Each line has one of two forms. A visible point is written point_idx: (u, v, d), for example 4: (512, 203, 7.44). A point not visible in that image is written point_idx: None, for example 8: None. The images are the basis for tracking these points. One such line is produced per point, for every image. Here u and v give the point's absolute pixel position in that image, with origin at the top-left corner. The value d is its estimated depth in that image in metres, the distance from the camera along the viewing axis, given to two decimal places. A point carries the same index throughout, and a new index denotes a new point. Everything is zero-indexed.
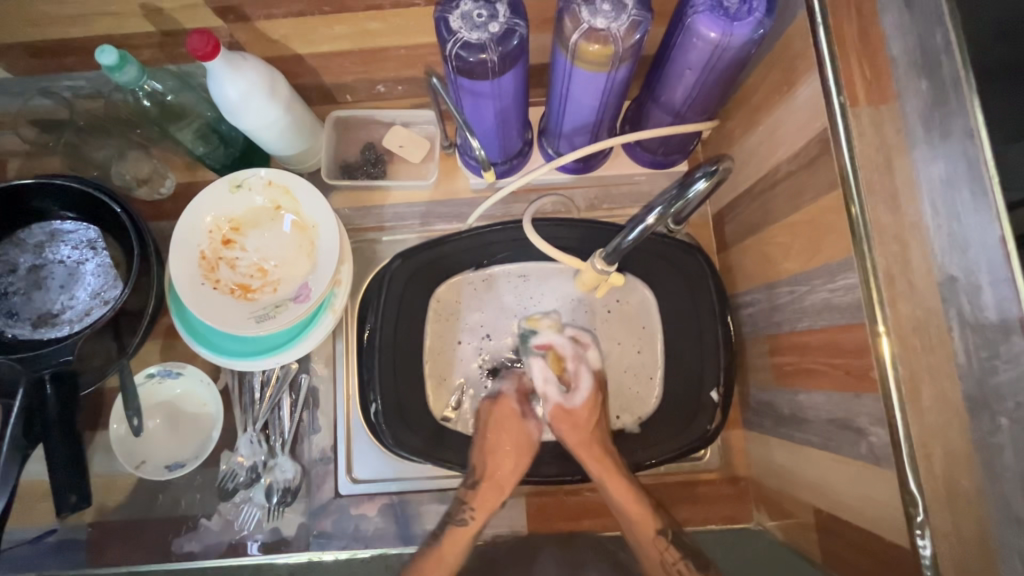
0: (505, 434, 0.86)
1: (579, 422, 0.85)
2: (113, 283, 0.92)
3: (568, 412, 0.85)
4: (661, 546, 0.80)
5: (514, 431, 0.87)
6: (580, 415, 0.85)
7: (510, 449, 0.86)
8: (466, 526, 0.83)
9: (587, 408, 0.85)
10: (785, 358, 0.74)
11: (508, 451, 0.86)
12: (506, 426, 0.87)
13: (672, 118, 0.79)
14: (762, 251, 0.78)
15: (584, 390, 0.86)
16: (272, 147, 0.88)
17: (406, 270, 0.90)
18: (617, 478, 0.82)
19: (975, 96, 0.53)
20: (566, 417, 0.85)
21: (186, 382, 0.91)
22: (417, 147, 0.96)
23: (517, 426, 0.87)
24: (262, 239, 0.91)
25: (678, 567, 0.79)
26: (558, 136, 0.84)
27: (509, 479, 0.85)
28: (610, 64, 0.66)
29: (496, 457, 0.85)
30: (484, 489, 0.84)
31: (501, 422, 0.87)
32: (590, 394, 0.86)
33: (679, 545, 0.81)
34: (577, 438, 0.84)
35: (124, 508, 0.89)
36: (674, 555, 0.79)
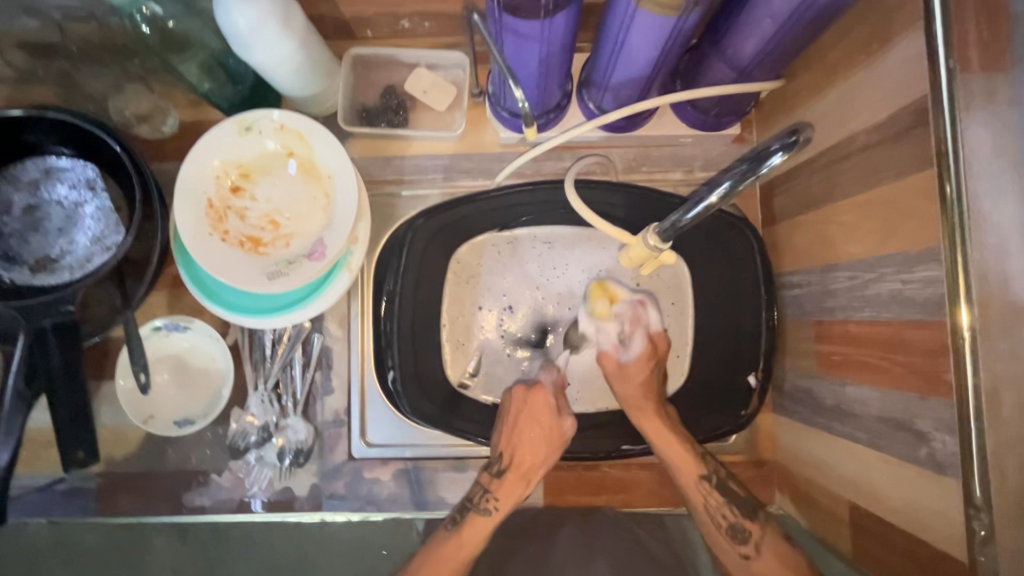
0: (535, 423, 0.82)
1: (629, 376, 0.82)
2: (115, 228, 0.86)
3: (618, 365, 0.82)
4: (704, 491, 0.76)
5: (546, 425, 0.82)
6: (631, 372, 0.82)
7: (540, 439, 0.81)
8: (488, 517, 0.79)
9: (640, 364, 0.82)
10: (834, 347, 0.69)
11: (534, 440, 0.81)
12: (537, 412, 0.83)
13: (736, 75, 0.70)
14: (818, 229, 0.72)
15: (637, 347, 0.83)
16: (285, 85, 0.80)
17: (429, 228, 0.85)
18: (662, 432, 0.79)
19: None
20: (619, 372, 0.82)
21: (195, 337, 0.87)
22: (442, 93, 0.87)
23: (549, 419, 0.82)
24: (274, 187, 0.84)
25: (722, 511, 0.75)
26: (604, 88, 0.75)
27: (536, 472, 0.81)
28: (681, 8, 0.57)
29: (524, 446, 0.81)
30: (509, 479, 0.81)
31: (535, 412, 0.82)
32: (645, 352, 0.82)
33: (724, 490, 0.76)
34: (628, 390, 0.81)
35: (133, 461, 0.88)
36: (718, 500, 0.76)
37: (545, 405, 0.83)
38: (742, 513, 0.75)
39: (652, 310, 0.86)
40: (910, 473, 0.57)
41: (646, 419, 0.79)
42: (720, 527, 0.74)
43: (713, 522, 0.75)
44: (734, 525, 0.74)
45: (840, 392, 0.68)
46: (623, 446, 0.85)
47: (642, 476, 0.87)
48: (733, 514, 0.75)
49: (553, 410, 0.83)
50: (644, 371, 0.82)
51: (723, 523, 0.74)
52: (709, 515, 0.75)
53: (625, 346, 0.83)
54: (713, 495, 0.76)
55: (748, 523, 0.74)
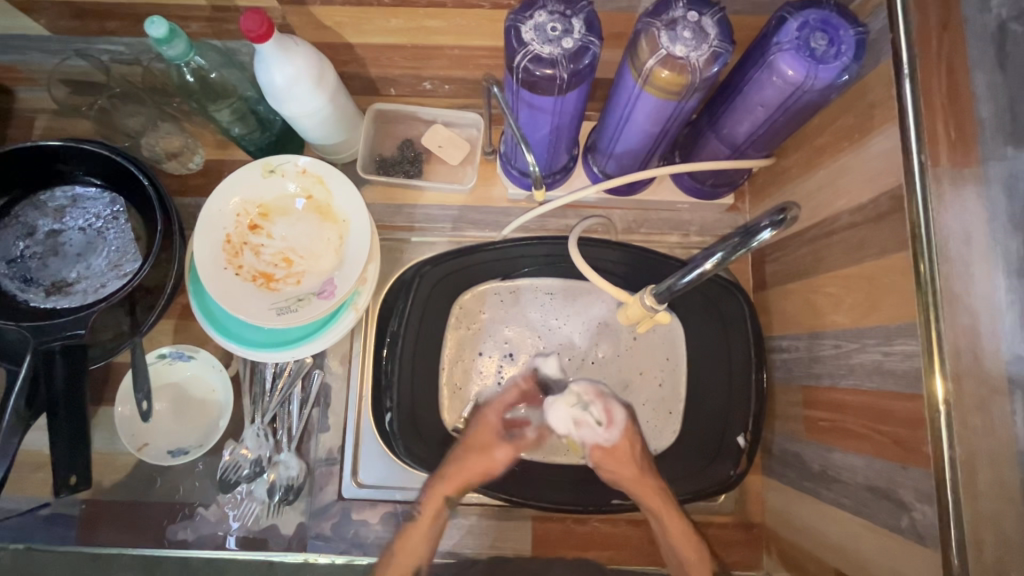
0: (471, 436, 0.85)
1: (624, 457, 0.80)
2: (132, 256, 0.90)
3: (607, 451, 0.80)
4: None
5: (480, 438, 0.85)
6: (621, 451, 0.80)
7: (468, 453, 0.84)
8: (413, 521, 0.82)
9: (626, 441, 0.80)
10: (821, 413, 0.72)
11: (464, 454, 0.84)
12: (478, 424, 0.86)
13: (729, 151, 0.76)
14: (807, 298, 0.75)
15: (611, 426, 0.81)
16: (310, 135, 0.85)
17: (435, 274, 0.89)
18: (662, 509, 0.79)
19: None
20: (609, 454, 0.80)
21: (198, 367, 0.89)
22: (456, 148, 0.93)
23: (488, 434, 0.85)
24: (290, 227, 0.88)
25: None
26: (608, 155, 0.81)
27: (459, 482, 0.83)
28: (682, 93, 0.62)
29: (468, 465, 0.83)
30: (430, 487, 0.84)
31: (474, 427, 0.86)
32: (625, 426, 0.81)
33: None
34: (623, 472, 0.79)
35: (120, 489, 0.87)
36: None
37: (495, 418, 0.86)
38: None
39: (620, 406, 0.82)
40: (891, 542, 0.59)
41: (657, 508, 0.79)
42: None
43: None
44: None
45: (827, 458, 0.70)
46: (613, 501, 0.83)
47: (630, 532, 0.87)
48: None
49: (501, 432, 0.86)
50: (629, 443, 0.81)
51: None
52: None
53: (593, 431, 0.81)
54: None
55: None
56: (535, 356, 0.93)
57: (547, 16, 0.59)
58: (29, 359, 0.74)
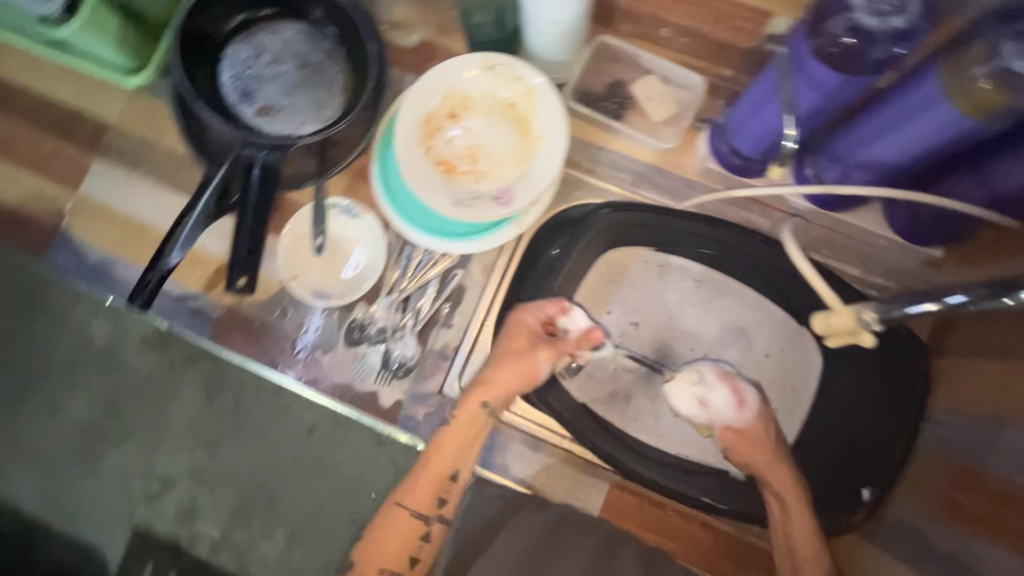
0: (513, 349, 0.84)
1: (750, 441, 0.79)
2: (336, 105, 0.94)
3: (739, 434, 0.80)
4: None
5: (524, 346, 0.84)
6: (751, 435, 0.80)
7: (512, 368, 0.83)
8: (449, 430, 0.83)
9: (756, 425, 0.80)
10: (973, 500, 0.66)
11: (509, 373, 0.83)
12: (522, 334, 0.84)
13: (985, 198, 0.69)
14: (1001, 380, 0.69)
15: (739, 405, 0.80)
16: (540, 44, 0.85)
17: (610, 221, 0.90)
18: (788, 503, 0.79)
19: None
20: (741, 438, 0.80)
21: (359, 227, 0.93)
22: (664, 106, 0.91)
23: (527, 347, 0.84)
24: (485, 127, 0.89)
25: None
26: (838, 160, 0.76)
27: (500, 391, 0.83)
28: (990, 112, 0.58)
29: (510, 368, 0.83)
30: (468, 405, 0.83)
31: (514, 337, 0.84)
32: (756, 409, 0.81)
33: None
34: (758, 458, 0.79)
35: (255, 308, 0.94)
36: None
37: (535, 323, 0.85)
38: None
39: (748, 385, 0.81)
40: None
41: (790, 501, 0.79)
42: None
43: None
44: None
45: (962, 547, 0.65)
46: (703, 499, 0.84)
47: (701, 535, 0.86)
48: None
49: (541, 334, 0.85)
50: (757, 427, 0.80)
51: None
52: None
53: (717, 407, 0.81)
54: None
55: None
56: (663, 335, 0.92)
57: None
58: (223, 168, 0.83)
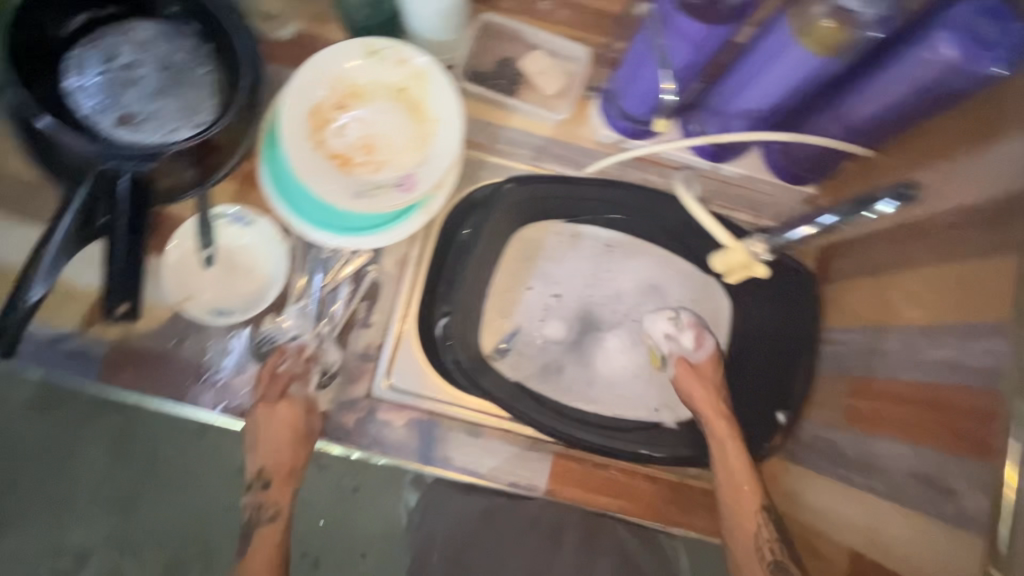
0: (284, 429, 0.82)
1: (704, 377, 0.86)
2: (208, 108, 0.86)
3: (691, 368, 0.87)
4: (760, 521, 0.78)
5: (296, 429, 0.83)
6: (705, 371, 0.87)
7: (288, 439, 0.82)
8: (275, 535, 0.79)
9: (711, 365, 0.87)
10: (868, 404, 0.73)
11: (290, 439, 0.82)
12: (282, 413, 0.82)
13: (842, 133, 0.75)
14: (876, 294, 0.77)
15: (705, 347, 0.88)
16: (422, 23, 0.83)
17: (516, 195, 0.92)
18: (728, 442, 0.83)
19: None
20: (691, 371, 0.86)
21: (254, 235, 0.87)
22: (555, 79, 0.91)
23: (301, 420, 0.84)
24: (377, 115, 0.86)
25: (768, 545, 0.77)
26: (717, 112, 0.81)
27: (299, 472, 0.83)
28: (835, 51, 0.61)
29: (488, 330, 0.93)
30: (275, 486, 0.82)
31: (277, 416, 0.82)
32: (714, 353, 0.88)
33: (773, 527, 0.78)
34: (702, 394, 0.85)
35: (149, 338, 0.85)
36: (769, 532, 0.78)
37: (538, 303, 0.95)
38: (789, 555, 0.76)
39: (710, 334, 0.90)
40: (922, 528, 0.61)
41: (721, 431, 0.83)
42: (761, 560, 0.76)
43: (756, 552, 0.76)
44: (777, 562, 0.75)
45: (865, 445, 0.72)
46: (641, 450, 0.87)
47: (646, 488, 0.88)
48: (778, 551, 0.76)
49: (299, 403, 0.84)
50: (712, 365, 0.87)
51: (767, 557, 0.76)
52: (755, 543, 0.77)
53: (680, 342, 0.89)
54: (768, 529, 0.78)
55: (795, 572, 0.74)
56: (584, 300, 0.96)
57: None
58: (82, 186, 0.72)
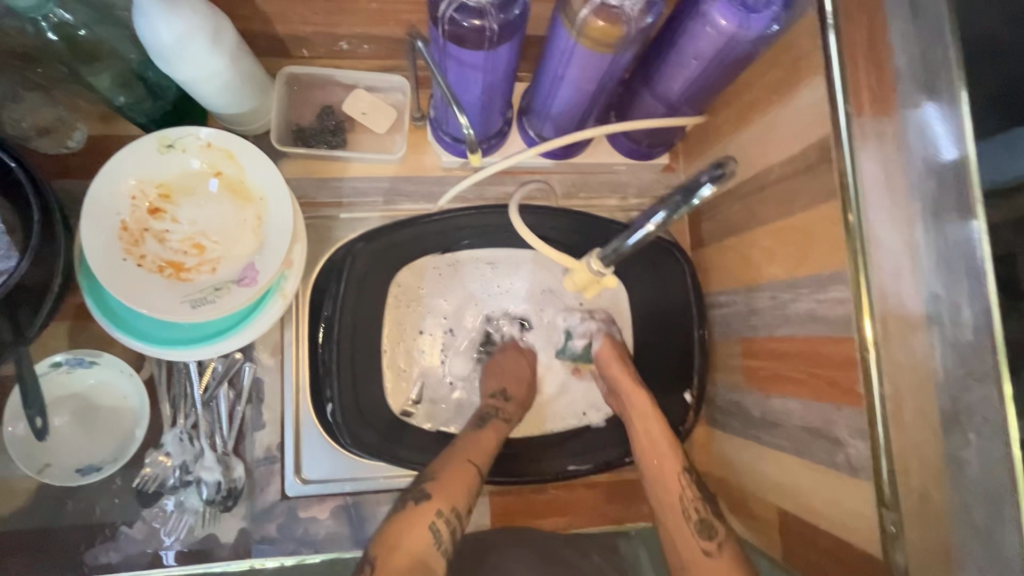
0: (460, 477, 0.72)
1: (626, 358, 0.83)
2: (7, 254, 0.76)
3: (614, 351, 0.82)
4: (683, 483, 0.76)
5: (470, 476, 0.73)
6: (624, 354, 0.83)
7: (460, 488, 0.71)
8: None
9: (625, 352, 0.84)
10: (760, 362, 0.75)
11: (456, 484, 0.71)
12: (462, 467, 0.73)
13: (665, 109, 0.75)
14: (742, 253, 0.77)
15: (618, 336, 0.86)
16: (212, 103, 0.76)
17: (370, 251, 0.83)
18: (651, 414, 0.79)
19: (964, 93, 0.56)
20: (615, 354, 0.82)
21: (102, 373, 0.79)
22: (381, 116, 0.86)
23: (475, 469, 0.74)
24: (198, 209, 0.78)
25: (694, 504, 0.74)
26: (544, 117, 0.78)
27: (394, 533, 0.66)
28: (616, 46, 0.60)
29: (511, 373, 0.85)
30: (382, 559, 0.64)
31: (454, 471, 0.73)
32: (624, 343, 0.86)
33: (699, 487, 0.77)
34: (625, 374, 0.80)
35: (23, 517, 0.77)
36: (694, 493, 0.75)
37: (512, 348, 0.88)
38: (711, 510, 0.75)
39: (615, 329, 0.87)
40: (828, 479, 0.63)
41: (642, 403, 0.79)
42: (688, 518, 0.73)
43: (682, 512, 0.74)
44: (702, 520, 0.73)
45: (766, 403, 0.73)
46: (570, 467, 0.85)
47: (587, 496, 0.88)
48: (704, 509, 0.74)
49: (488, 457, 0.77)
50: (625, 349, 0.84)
51: (693, 514, 0.74)
52: (681, 505, 0.74)
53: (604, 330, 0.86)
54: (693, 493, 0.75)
55: (718, 524, 0.73)
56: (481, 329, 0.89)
57: None
58: None
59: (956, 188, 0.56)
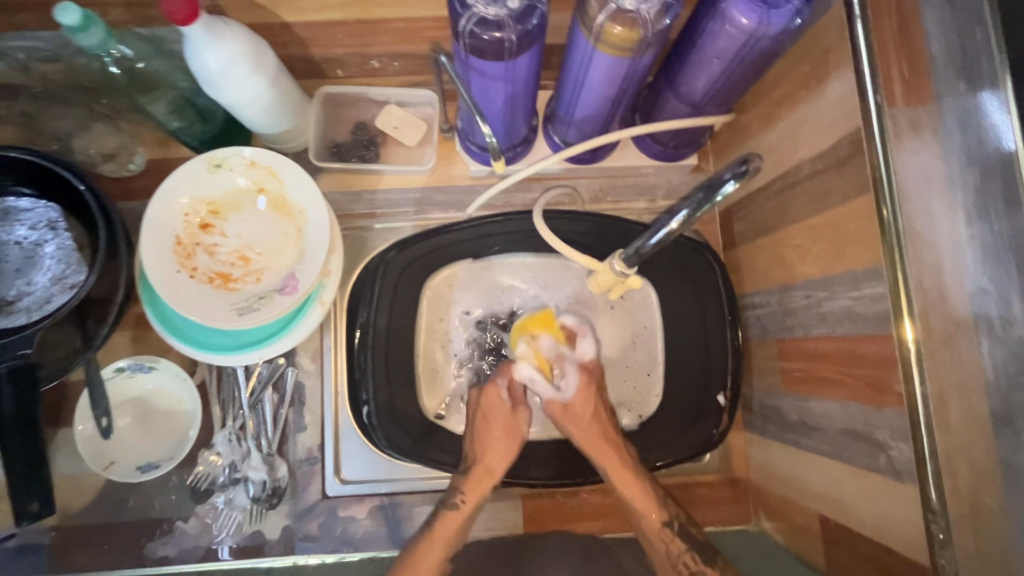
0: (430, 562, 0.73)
1: (576, 416, 0.78)
2: (77, 268, 0.84)
3: (563, 408, 0.78)
4: (667, 537, 0.74)
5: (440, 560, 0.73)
6: (578, 410, 0.78)
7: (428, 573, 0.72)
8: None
9: (584, 399, 0.78)
10: (795, 364, 0.73)
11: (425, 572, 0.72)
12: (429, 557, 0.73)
13: (689, 109, 0.75)
14: (775, 252, 0.76)
15: (574, 379, 0.79)
16: (253, 123, 0.80)
17: (401, 260, 0.85)
18: (625, 474, 0.76)
19: (1008, 75, 0.52)
20: (564, 413, 0.78)
21: (160, 378, 0.85)
22: (412, 129, 0.90)
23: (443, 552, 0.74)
24: (244, 223, 0.84)
25: (683, 559, 0.72)
26: (568, 123, 0.79)
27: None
28: (635, 49, 0.61)
29: (483, 437, 0.79)
30: None
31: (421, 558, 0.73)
32: (582, 383, 0.79)
33: (686, 536, 0.73)
34: (579, 432, 0.78)
35: (92, 511, 0.83)
36: (679, 548, 0.72)
37: (501, 399, 0.81)
38: (705, 561, 0.72)
39: (585, 338, 0.83)
40: (870, 483, 0.60)
41: (611, 463, 0.77)
42: (677, 574, 0.71)
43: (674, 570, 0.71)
44: None
45: (804, 407, 0.71)
46: None
47: (621, 501, 0.87)
48: (694, 562, 0.71)
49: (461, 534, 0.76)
50: (590, 400, 0.79)
51: (682, 570, 0.71)
52: (670, 563, 0.72)
53: (560, 384, 0.79)
54: (674, 543, 0.73)
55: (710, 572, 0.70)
56: (480, 327, 0.90)
57: None
58: None
59: (1004, 177, 0.52)
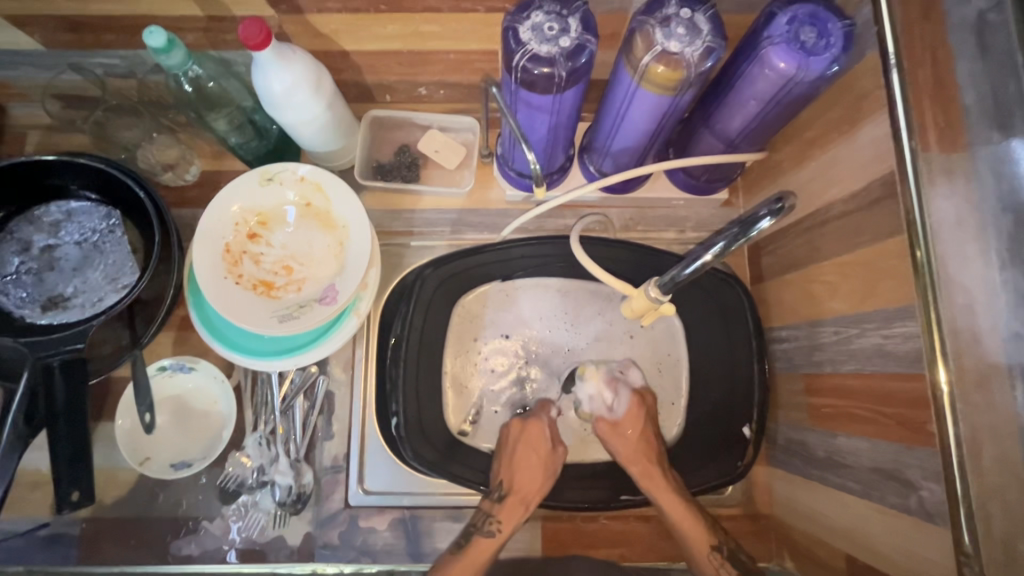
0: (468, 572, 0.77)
1: (625, 434, 0.82)
2: (130, 269, 0.88)
3: (613, 426, 0.83)
4: (716, 564, 0.77)
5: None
6: (626, 428, 0.83)
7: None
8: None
9: (632, 421, 0.83)
10: (823, 400, 0.73)
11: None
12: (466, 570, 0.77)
13: (724, 146, 0.77)
14: (804, 287, 0.77)
15: (624, 403, 0.84)
16: (307, 141, 0.85)
17: (437, 277, 0.88)
18: (672, 501, 0.79)
19: None
20: (613, 431, 0.83)
21: (199, 378, 0.88)
22: (452, 152, 0.94)
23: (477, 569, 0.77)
24: (289, 235, 0.87)
25: None
26: (604, 153, 0.82)
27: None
28: (677, 87, 0.64)
29: (522, 471, 0.82)
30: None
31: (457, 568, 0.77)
32: (633, 407, 0.84)
33: (735, 560, 0.78)
34: (626, 449, 0.82)
35: (123, 505, 0.86)
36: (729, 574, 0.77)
37: (545, 433, 0.85)
38: None
39: (635, 370, 0.88)
40: (899, 523, 0.60)
41: (654, 487, 0.80)
42: None
43: None
44: None
45: (831, 443, 0.71)
46: (623, 496, 0.85)
47: (640, 529, 0.87)
48: None
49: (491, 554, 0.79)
50: (638, 422, 0.83)
51: None
52: None
53: (613, 406, 0.84)
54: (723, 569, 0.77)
55: None
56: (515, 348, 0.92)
57: (544, 16, 0.61)
58: (28, 374, 0.72)
59: None
